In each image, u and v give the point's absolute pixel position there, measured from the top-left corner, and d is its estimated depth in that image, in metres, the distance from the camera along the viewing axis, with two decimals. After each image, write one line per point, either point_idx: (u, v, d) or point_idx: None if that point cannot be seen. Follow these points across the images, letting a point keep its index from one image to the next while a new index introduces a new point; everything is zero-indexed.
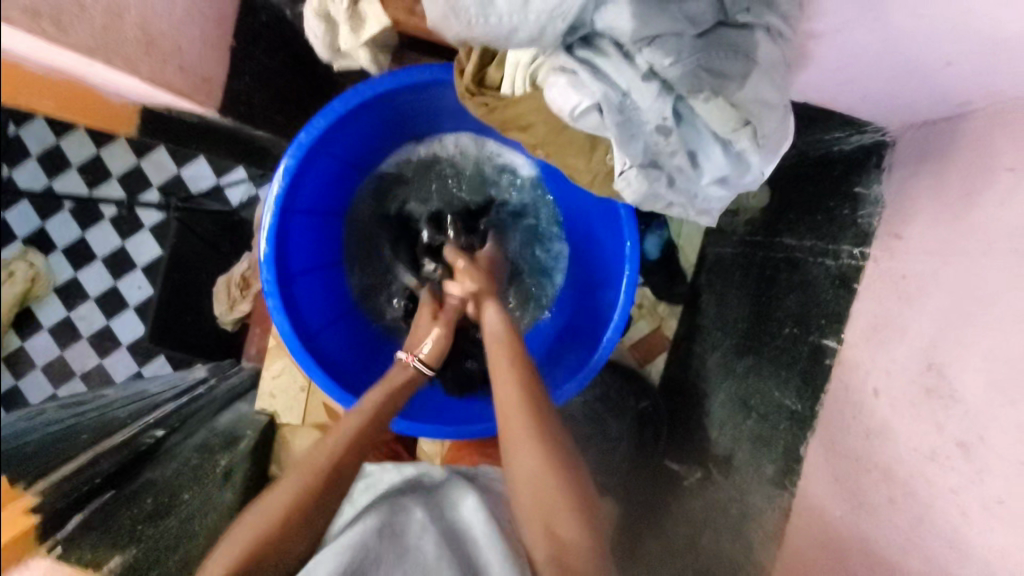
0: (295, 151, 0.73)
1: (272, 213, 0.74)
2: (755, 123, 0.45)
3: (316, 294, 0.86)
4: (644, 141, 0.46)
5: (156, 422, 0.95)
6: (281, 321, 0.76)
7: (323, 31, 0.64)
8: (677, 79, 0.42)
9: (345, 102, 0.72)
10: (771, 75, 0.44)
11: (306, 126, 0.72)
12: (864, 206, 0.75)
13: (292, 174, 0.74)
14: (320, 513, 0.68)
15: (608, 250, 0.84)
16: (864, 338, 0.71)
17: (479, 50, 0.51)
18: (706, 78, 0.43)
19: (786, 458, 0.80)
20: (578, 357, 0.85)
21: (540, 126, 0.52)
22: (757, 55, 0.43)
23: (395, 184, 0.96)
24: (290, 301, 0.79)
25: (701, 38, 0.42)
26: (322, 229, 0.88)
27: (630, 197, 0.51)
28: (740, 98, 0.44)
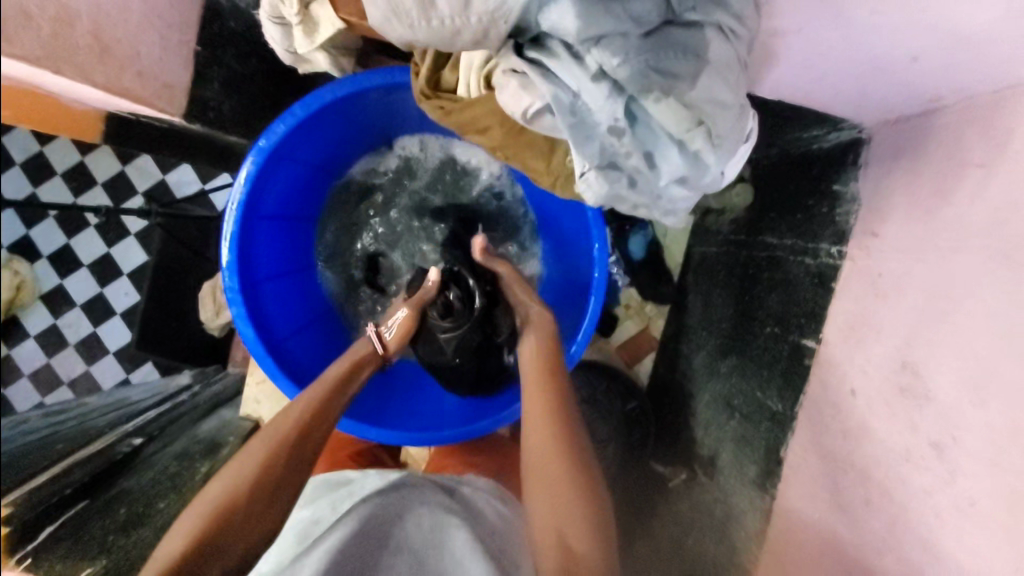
0: (256, 156, 0.73)
1: (233, 221, 0.74)
2: (709, 123, 0.44)
3: (286, 300, 0.86)
4: (599, 143, 0.45)
5: (135, 430, 0.95)
6: (246, 327, 0.77)
7: (281, 35, 0.62)
8: (626, 79, 0.42)
9: (304, 107, 0.71)
10: (725, 75, 0.43)
11: (267, 131, 0.72)
12: (842, 204, 0.75)
13: (253, 179, 0.74)
14: (276, 487, 0.65)
15: (579, 251, 0.83)
16: (841, 337, 0.70)
17: (433, 53, 0.51)
18: (655, 78, 0.42)
19: (767, 459, 0.80)
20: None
21: (497, 129, 0.51)
22: (708, 55, 0.43)
23: (367, 190, 0.95)
24: (256, 308, 0.79)
25: (647, 38, 0.42)
26: (292, 234, 0.88)
27: (592, 199, 0.50)
28: (693, 98, 0.43)
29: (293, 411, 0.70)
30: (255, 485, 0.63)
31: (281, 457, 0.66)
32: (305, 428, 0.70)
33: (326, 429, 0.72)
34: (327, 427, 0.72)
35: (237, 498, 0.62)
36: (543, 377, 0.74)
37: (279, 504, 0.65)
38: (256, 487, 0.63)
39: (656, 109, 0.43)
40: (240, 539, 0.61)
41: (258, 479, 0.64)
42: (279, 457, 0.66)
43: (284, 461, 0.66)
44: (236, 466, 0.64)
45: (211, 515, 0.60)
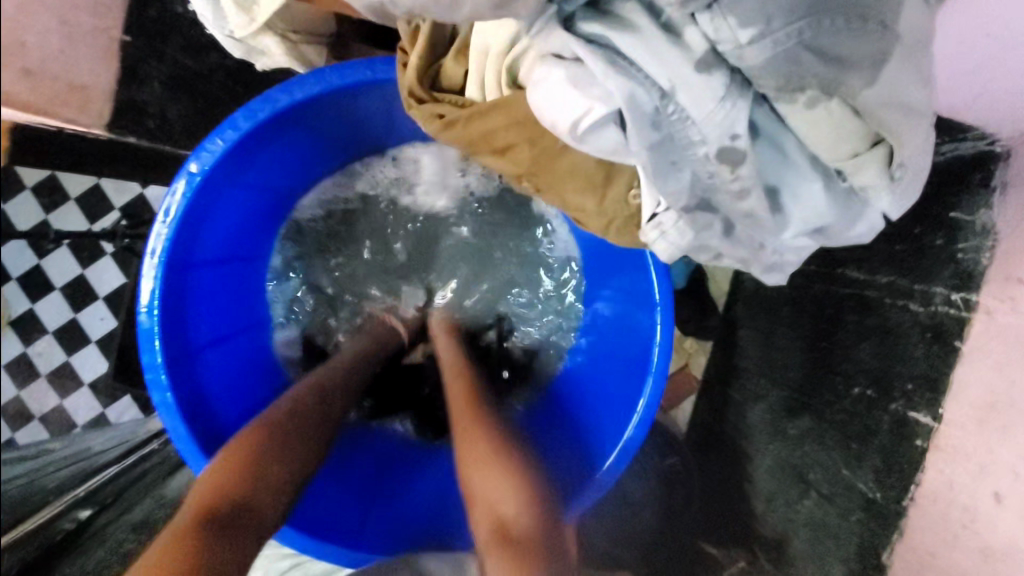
0: (188, 184, 0.58)
1: (160, 265, 0.59)
2: (892, 141, 0.30)
3: (230, 367, 0.70)
4: (692, 171, 0.31)
5: (85, 497, 0.81)
6: (172, 413, 0.61)
7: (212, 14, 0.48)
8: (764, 67, 0.29)
9: (249, 116, 0.56)
10: (915, 61, 0.30)
11: (200, 149, 0.57)
12: (965, 237, 0.57)
13: (183, 218, 0.59)
14: (233, 513, 0.58)
15: (632, 309, 0.67)
16: (975, 419, 0.53)
17: (425, 34, 0.37)
18: (807, 62, 0.29)
19: (861, 561, 0.62)
20: (591, 445, 0.70)
21: (526, 147, 0.37)
22: (898, 29, 0.29)
23: (344, 224, 0.81)
24: (190, 386, 0.63)
25: (803, 0, 0.28)
26: (241, 281, 0.73)
27: (664, 250, 0.36)
28: (867, 101, 0.29)
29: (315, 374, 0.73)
30: (278, 438, 0.64)
31: (300, 415, 0.67)
32: (327, 385, 0.72)
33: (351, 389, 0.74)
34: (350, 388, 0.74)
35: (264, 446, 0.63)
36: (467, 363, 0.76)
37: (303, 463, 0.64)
38: (280, 438, 0.64)
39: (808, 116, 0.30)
40: (269, 483, 0.61)
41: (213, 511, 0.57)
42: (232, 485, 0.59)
43: (237, 490, 0.59)
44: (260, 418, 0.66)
45: (235, 460, 0.61)
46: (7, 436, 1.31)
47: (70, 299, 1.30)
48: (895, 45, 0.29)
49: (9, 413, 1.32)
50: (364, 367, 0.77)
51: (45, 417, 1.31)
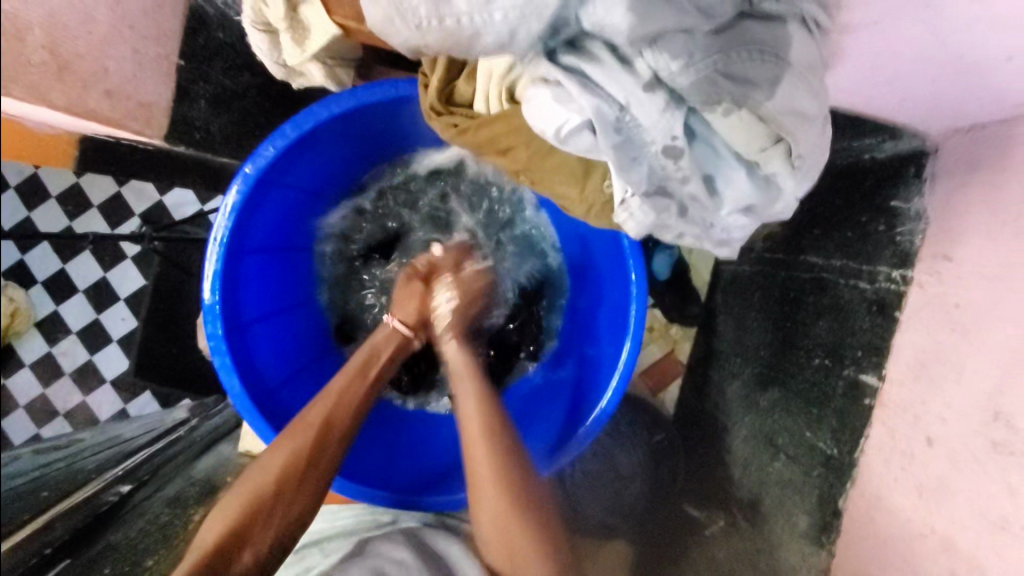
0: (244, 183, 0.65)
1: (218, 257, 0.67)
2: (788, 140, 0.38)
3: (278, 341, 0.79)
4: (649, 165, 0.39)
5: (123, 475, 0.88)
6: (234, 382, 0.69)
7: (266, 44, 0.55)
8: (688, 88, 0.36)
9: (297, 126, 0.64)
10: (807, 79, 0.38)
11: (253, 156, 0.65)
12: (903, 222, 0.66)
13: (239, 211, 0.66)
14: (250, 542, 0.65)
15: (613, 288, 0.76)
16: (911, 378, 0.61)
17: (444, 63, 0.46)
18: (723, 85, 0.36)
19: (821, 510, 0.71)
20: (575, 401, 0.79)
21: (522, 150, 0.45)
22: (790, 56, 0.37)
23: (372, 213, 0.89)
24: (245, 359, 0.72)
25: (717, 36, 0.36)
26: (287, 266, 0.81)
27: (633, 230, 0.44)
28: (770, 110, 0.37)
29: (322, 399, 0.73)
30: (278, 491, 0.68)
31: (302, 463, 0.69)
32: (329, 420, 0.72)
33: (355, 414, 0.74)
34: (354, 416, 0.74)
35: (265, 496, 0.67)
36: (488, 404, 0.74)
37: (302, 509, 0.69)
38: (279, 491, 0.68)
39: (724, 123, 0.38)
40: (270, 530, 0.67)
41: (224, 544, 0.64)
42: (248, 517, 0.66)
43: (253, 518, 0.66)
44: (263, 466, 0.68)
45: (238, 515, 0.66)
46: (32, 431, 1.39)
47: (92, 300, 1.38)
48: (786, 70, 0.37)
49: (34, 410, 1.39)
50: (374, 390, 0.78)
51: (68, 413, 1.38)
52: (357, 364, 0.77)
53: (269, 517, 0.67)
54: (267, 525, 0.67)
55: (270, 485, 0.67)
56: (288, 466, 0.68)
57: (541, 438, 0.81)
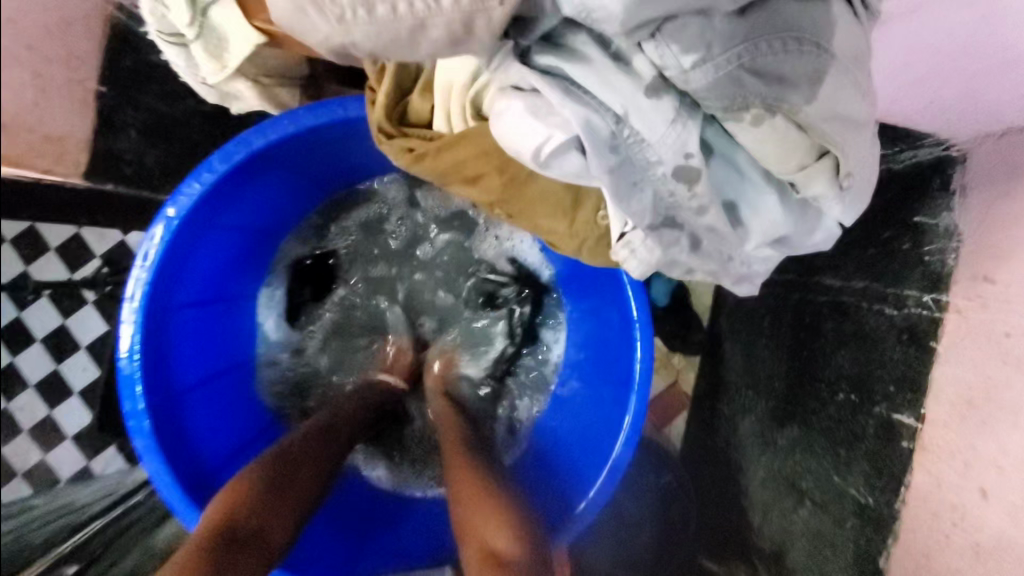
0: (166, 231, 0.59)
1: (135, 312, 0.60)
2: (835, 151, 0.32)
3: (216, 407, 0.71)
4: (654, 190, 0.32)
5: (69, 556, 0.79)
6: (154, 460, 0.60)
7: (184, 61, 0.49)
8: (707, 90, 0.30)
9: (224, 158, 0.58)
10: (852, 78, 0.32)
11: (173, 198, 0.59)
12: (931, 239, 0.59)
13: (160, 262, 0.60)
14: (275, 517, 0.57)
15: (613, 327, 0.68)
16: (953, 416, 0.54)
17: (392, 74, 0.38)
18: (751, 86, 0.30)
19: (859, 569, 0.62)
20: (581, 470, 0.69)
21: (495, 176, 0.38)
22: (831, 45, 0.31)
23: (360, 250, 0.82)
24: (172, 428, 0.64)
25: (745, 19, 0.30)
26: (227, 322, 0.74)
27: (636, 271, 0.37)
28: (811, 116, 0.31)
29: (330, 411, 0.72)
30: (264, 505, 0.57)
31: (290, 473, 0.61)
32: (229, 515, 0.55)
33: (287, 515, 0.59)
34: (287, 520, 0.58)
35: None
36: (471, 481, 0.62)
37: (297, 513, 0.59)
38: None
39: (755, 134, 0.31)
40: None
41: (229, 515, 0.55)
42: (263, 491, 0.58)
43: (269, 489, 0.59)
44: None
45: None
46: None
47: (52, 349, 1.28)
48: (830, 63, 0.31)
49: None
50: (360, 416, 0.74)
51: (27, 473, 1.28)
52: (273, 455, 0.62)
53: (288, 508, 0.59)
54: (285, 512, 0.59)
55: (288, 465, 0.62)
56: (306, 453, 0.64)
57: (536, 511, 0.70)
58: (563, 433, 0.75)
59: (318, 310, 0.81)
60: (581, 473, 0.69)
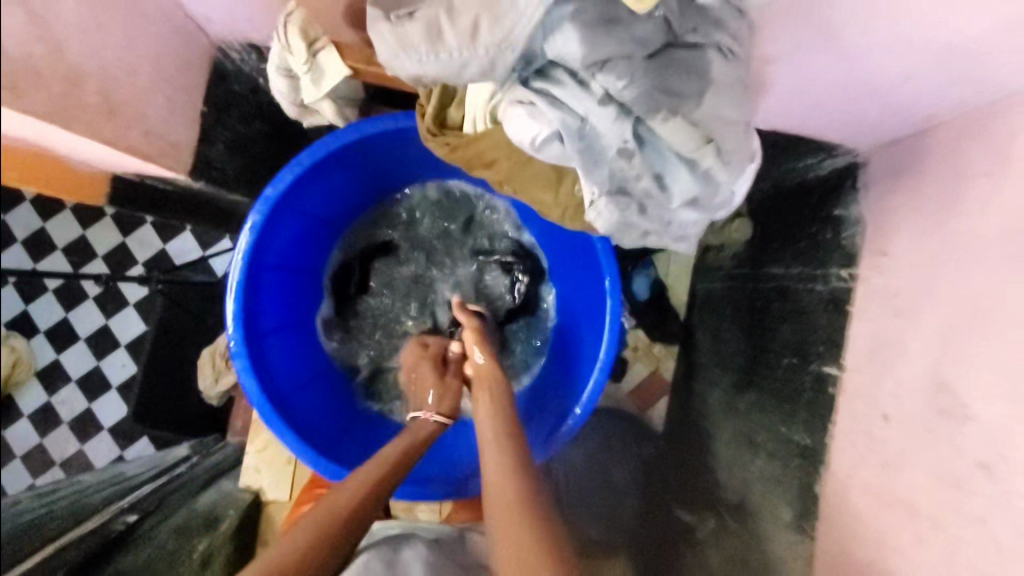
0: (263, 205, 0.72)
1: (239, 271, 0.73)
2: (717, 140, 0.47)
3: (290, 353, 0.84)
4: (609, 167, 0.48)
5: (129, 506, 0.92)
6: (249, 380, 0.74)
7: (287, 87, 0.64)
8: (633, 100, 0.44)
9: (310, 154, 0.72)
10: (729, 92, 0.46)
11: (273, 179, 0.72)
12: (846, 227, 0.74)
13: (259, 230, 0.72)
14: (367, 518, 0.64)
15: (589, 287, 0.81)
16: (864, 362, 0.68)
17: (436, 96, 0.54)
18: (660, 98, 0.44)
19: (801, 499, 0.75)
20: (563, 402, 0.82)
21: (504, 161, 0.53)
22: (711, 75, 0.45)
23: (379, 238, 0.95)
24: (260, 363, 0.76)
25: (652, 60, 0.44)
26: (297, 286, 0.86)
27: (602, 227, 0.52)
28: (699, 116, 0.45)
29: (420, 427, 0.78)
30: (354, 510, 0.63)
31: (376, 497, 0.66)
32: (359, 508, 0.64)
33: (375, 507, 0.66)
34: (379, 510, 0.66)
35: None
36: (509, 466, 0.69)
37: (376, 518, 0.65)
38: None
39: (665, 128, 0.45)
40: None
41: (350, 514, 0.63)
42: (357, 511, 0.63)
43: (364, 508, 0.64)
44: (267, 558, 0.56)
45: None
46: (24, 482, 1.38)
47: (94, 347, 1.39)
48: (709, 86, 0.45)
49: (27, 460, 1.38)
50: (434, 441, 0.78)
51: (64, 461, 1.39)
52: (377, 481, 0.68)
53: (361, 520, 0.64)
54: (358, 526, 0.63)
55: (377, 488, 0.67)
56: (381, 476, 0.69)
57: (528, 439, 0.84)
58: (557, 383, 0.87)
59: (359, 287, 0.94)
60: (561, 406, 0.82)
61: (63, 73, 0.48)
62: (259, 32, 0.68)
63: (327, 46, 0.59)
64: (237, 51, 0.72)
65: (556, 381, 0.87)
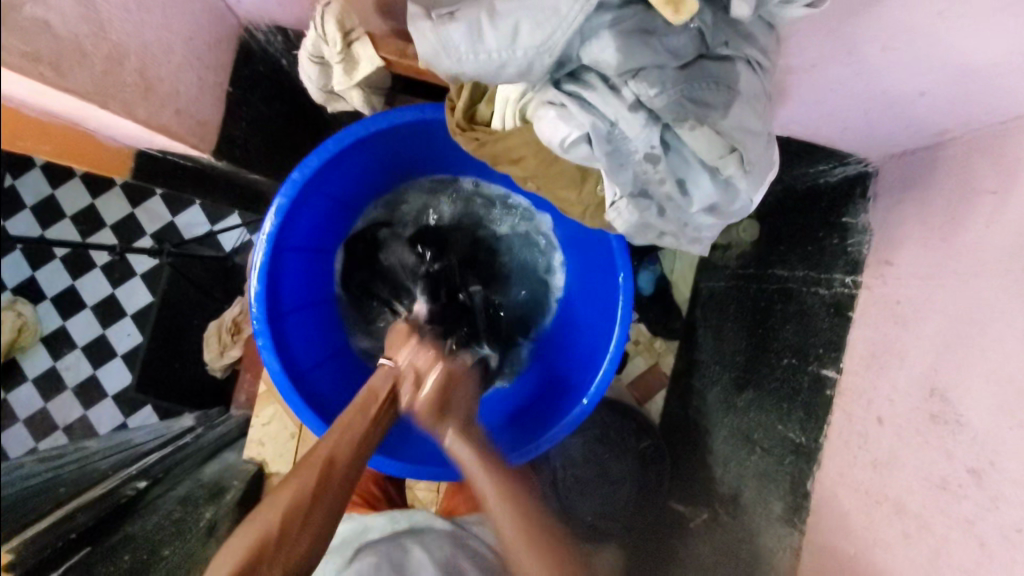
0: (288, 190, 0.73)
1: (263, 252, 0.74)
2: (740, 149, 0.48)
3: (308, 333, 0.85)
4: (634, 170, 0.49)
5: (139, 473, 0.93)
6: (272, 360, 0.76)
7: (318, 74, 0.65)
8: (663, 108, 0.45)
9: (338, 141, 0.73)
10: (753, 104, 0.48)
11: (299, 165, 0.73)
12: (853, 235, 0.76)
13: (283, 213, 0.74)
14: (318, 511, 0.64)
15: (601, 282, 0.84)
16: (863, 366, 0.70)
17: (471, 89, 0.54)
18: (689, 108, 0.46)
19: (792, 494, 0.78)
20: (575, 388, 0.85)
21: (531, 159, 0.54)
22: (738, 87, 0.47)
23: (393, 222, 0.95)
24: (280, 341, 0.78)
25: (683, 70, 0.46)
26: (317, 267, 0.87)
27: (621, 227, 0.54)
28: (725, 126, 0.47)
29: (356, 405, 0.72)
30: (305, 508, 0.63)
31: (320, 488, 0.64)
32: (330, 462, 0.66)
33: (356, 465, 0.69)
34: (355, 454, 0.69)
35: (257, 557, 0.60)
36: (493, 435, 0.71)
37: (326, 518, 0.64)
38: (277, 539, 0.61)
39: (691, 136, 0.47)
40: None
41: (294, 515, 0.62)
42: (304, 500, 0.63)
43: (310, 499, 0.63)
44: (253, 520, 0.62)
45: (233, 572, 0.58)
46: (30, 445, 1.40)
47: None
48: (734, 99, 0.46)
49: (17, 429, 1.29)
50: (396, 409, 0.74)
51: None
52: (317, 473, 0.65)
53: (321, 512, 0.64)
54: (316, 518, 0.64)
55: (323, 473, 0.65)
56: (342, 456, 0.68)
57: (536, 422, 0.87)
58: (566, 368, 0.89)
59: (370, 269, 0.95)
60: (571, 392, 0.85)
61: (105, 51, 0.51)
62: (287, 16, 0.69)
63: (362, 37, 0.59)
64: (264, 32, 0.72)
65: (567, 368, 0.89)
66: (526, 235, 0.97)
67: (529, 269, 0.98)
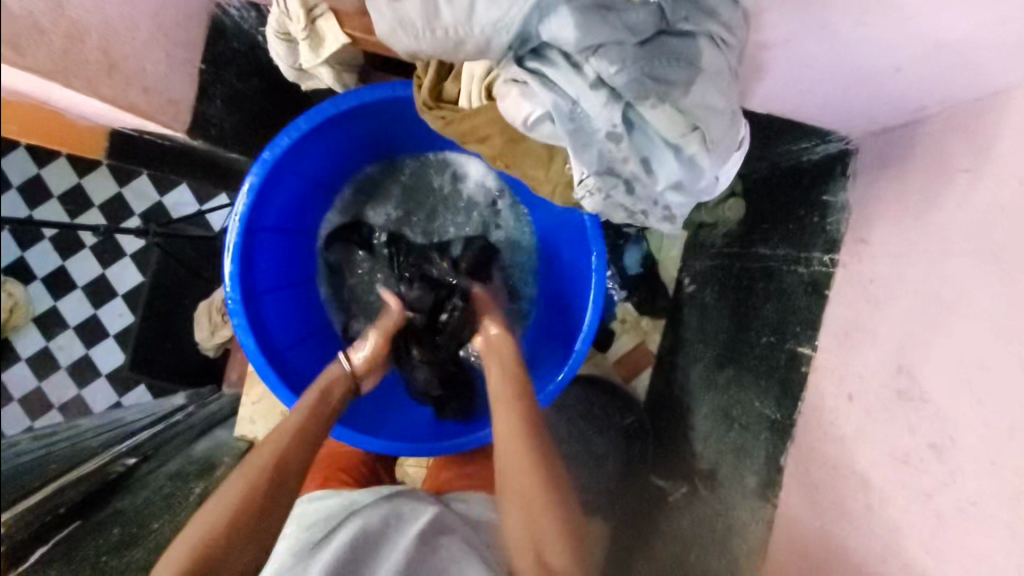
0: (260, 168, 0.73)
1: (237, 232, 0.75)
2: (702, 127, 0.48)
3: (286, 313, 0.87)
4: (598, 149, 0.49)
5: (129, 450, 0.94)
6: (247, 339, 0.76)
7: (287, 52, 0.64)
8: (624, 86, 0.46)
9: (309, 119, 0.72)
10: (717, 82, 0.48)
11: (270, 144, 0.73)
12: (832, 214, 0.76)
13: (256, 192, 0.74)
14: (272, 505, 0.65)
15: (575, 255, 0.84)
16: (837, 343, 0.71)
17: (435, 65, 0.54)
18: (650, 86, 0.46)
19: (768, 468, 0.80)
20: (554, 361, 0.85)
21: (497, 137, 0.54)
22: (701, 63, 0.47)
23: (372, 201, 0.96)
24: (257, 321, 0.79)
25: (644, 46, 0.46)
26: (293, 247, 0.88)
27: (590, 204, 0.53)
28: (686, 104, 0.47)
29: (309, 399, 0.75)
30: (252, 506, 0.64)
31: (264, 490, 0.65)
32: (283, 457, 0.68)
33: (307, 455, 0.70)
34: (311, 449, 0.71)
35: (212, 541, 0.61)
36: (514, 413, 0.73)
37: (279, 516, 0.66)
38: (235, 524, 0.63)
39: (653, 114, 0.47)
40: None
41: (238, 513, 0.63)
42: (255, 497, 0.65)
43: (260, 498, 0.65)
44: (219, 499, 0.64)
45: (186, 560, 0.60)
46: None
47: None
48: (697, 77, 0.47)
49: None
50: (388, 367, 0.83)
51: None
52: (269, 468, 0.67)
53: (273, 513, 0.65)
54: (268, 519, 0.65)
55: (278, 468, 0.67)
56: (293, 447, 0.70)
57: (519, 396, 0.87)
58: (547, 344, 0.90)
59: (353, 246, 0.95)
60: (552, 366, 0.85)
61: (63, 28, 0.51)
62: None
63: (326, 13, 0.58)
64: (237, 8, 0.70)
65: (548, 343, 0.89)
66: (502, 210, 0.96)
67: (506, 242, 0.96)
